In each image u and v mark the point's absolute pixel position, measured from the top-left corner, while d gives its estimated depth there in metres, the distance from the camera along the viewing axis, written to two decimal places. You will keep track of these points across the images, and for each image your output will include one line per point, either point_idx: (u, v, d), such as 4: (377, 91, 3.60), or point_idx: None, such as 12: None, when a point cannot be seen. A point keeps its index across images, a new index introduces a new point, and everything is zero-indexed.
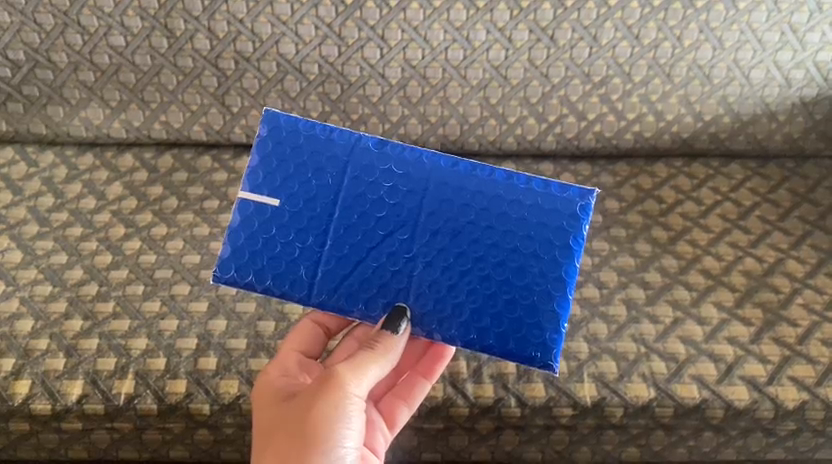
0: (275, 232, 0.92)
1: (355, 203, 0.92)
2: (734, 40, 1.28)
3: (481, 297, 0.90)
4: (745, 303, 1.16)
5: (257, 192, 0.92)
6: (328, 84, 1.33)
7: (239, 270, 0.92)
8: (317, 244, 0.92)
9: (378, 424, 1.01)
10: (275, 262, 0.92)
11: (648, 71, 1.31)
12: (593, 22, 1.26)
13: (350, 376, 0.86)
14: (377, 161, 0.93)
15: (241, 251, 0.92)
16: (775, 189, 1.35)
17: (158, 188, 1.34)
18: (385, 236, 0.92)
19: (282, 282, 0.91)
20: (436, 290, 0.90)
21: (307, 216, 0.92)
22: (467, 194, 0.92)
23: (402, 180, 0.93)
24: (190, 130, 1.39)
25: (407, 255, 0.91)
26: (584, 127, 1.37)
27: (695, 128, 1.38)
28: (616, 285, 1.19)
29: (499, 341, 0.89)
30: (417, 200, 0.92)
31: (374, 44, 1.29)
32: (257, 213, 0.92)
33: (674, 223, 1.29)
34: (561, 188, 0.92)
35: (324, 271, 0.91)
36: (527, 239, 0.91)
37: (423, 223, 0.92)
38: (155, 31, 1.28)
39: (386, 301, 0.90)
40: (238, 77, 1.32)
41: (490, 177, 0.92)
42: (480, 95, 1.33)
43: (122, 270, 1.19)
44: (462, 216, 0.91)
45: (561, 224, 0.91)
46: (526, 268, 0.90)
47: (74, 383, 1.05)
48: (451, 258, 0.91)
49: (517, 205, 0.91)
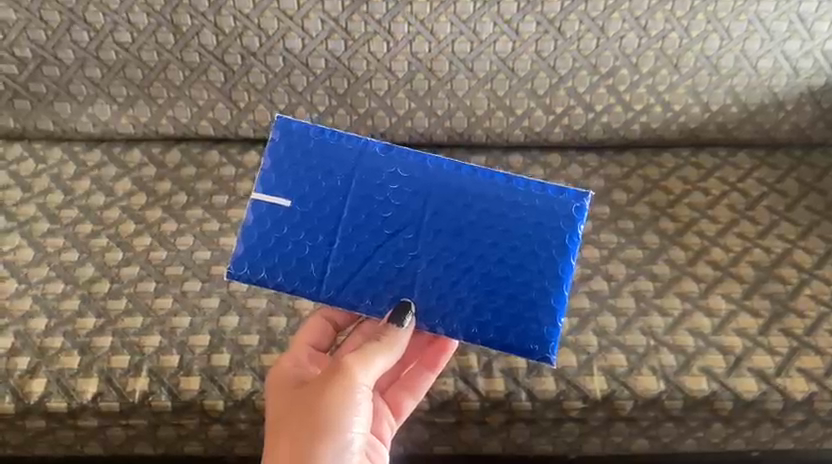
0: (287, 231, 0.92)
1: (363, 204, 0.92)
2: (782, 30, 1.28)
3: (482, 294, 0.90)
4: (798, 295, 1.17)
5: (271, 193, 0.92)
6: (335, 78, 1.31)
7: (256, 267, 0.92)
8: (325, 243, 0.92)
9: (384, 412, 1.03)
10: (287, 261, 0.91)
11: (694, 62, 1.30)
12: (644, 13, 1.26)
13: (354, 366, 0.89)
14: (383, 164, 0.93)
15: (255, 251, 0.92)
16: (783, 179, 1.34)
17: (205, 183, 1.34)
18: (391, 235, 0.91)
19: (291, 280, 0.91)
20: (440, 287, 0.91)
21: (316, 216, 0.92)
22: (467, 195, 0.92)
23: (415, 183, 0.92)
24: (237, 126, 1.37)
25: (411, 255, 0.91)
26: (631, 118, 1.36)
27: (739, 118, 1.36)
28: (668, 278, 1.19)
29: (500, 335, 0.90)
30: (418, 201, 0.92)
31: (422, 37, 1.27)
32: (270, 213, 0.91)
33: (721, 215, 1.29)
34: (558, 191, 0.92)
35: (332, 269, 0.91)
36: (524, 239, 0.91)
37: (427, 222, 0.91)
38: (204, 29, 1.27)
39: (392, 298, 0.91)
40: (286, 74, 1.31)
41: (485, 179, 0.92)
42: (526, 87, 1.32)
43: (178, 267, 1.20)
44: (463, 217, 0.91)
45: (558, 224, 0.91)
46: (528, 266, 0.90)
47: (139, 379, 1.08)
48: (454, 257, 0.91)
49: (529, 205, 0.92)
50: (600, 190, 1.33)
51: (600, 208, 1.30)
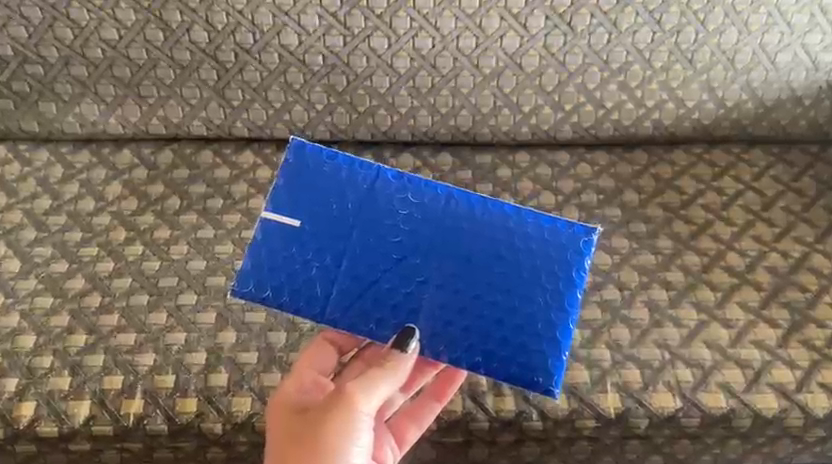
0: (294, 251, 0.89)
1: (373, 227, 0.89)
2: (760, 23, 1.20)
3: (489, 323, 0.87)
4: (771, 304, 1.12)
5: (281, 213, 0.89)
6: (290, 73, 1.23)
7: (254, 286, 0.88)
8: (335, 265, 0.89)
9: (386, 439, 0.96)
10: (281, 279, 0.88)
11: (669, 56, 1.23)
12: (614, 7, 1.17)
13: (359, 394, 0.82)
14: (397, 190, 0.91)
15: (261, 270, 0.88)
16: (759, 177, 1.31)
17: (158, 186, 1.28)
18: (398, 260, 0.89)
19: (298, 299, 0.88)
20: (446, 313, 0.87)
21: (327, 236, 0.89)
22: (477, 223, 0.90)
23: (418, 209, 0.90)
24: (189, 124, 1.29)
25: (421, 280, 0.88)
26: (602, 115, 1.29)
27: (717, 114, 1.30)
28: (637, 285, 1.14)
29: (504, 365, 0.87)
30: (433, 227, 0.90)
31: (382, 33, 1.19)
32: (278, 232, 0.89)
33: (695, 216, 1.24)
34: (568, 224, 0.91)
35: (339, 291, 0.88)
36: (532, 270, 0.89)
37: (437, 248, 0.89)
38: (149, 24, 1.18)
39: (397, 322, 0.87)
40: (238, 70, 1.23)
41: (499, 208, 0.91)
42: (492, 84, 1.25)
43: (124, 278, 1.14)
44: (473, 245, 0.89)
45: (565, 257, 0.89)
46: (535, 297, 0.88)
47: (80, 403, 0.99)
48: (462, 284, 0.88)
49: (529, 237, 0.90)
50: (569, 191, 1.28)
51: (569, 210, 1.25)
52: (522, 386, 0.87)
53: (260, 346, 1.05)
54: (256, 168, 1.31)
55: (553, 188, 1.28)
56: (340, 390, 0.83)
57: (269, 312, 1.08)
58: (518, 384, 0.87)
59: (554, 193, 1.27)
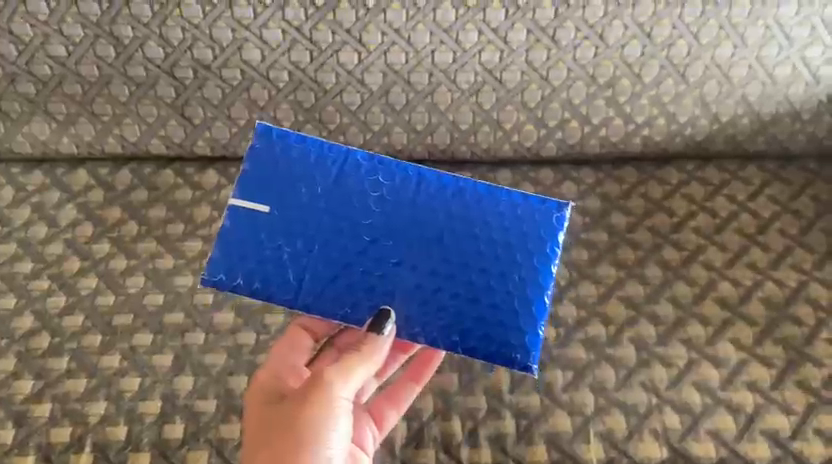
0: (263, 237, 0.84)
1: (344, 210, 0.84)
2: (758, 36, 1.11)
3: (465, 302, 0.84)
4: (765, 341, 1.05)
5: (248, 197, 0.84)
6: (253, 90, 1.15)
7: (224, 275, 0.83)
8: (307, 250, 0.84)
9: (365, 420, 0.93)
10: (250, 267, 0.83)
11: (659, 71, 1.14)
12: (600, 20, 1.08)
13: (336, 380, 0.82)
14: (367, 170, 0.86)
15: (231, 258, 0.83)
16: (754, 196, 1.24)
17: (115, 210, 1.20)
18: (371, 242, 0.84)
19: (269, 287, 0.83)
20: (422, 296, 0.83)
21: (297, 221, 0.84)
22: (451, 203, 0.85)
23: (389, 190, 0.85)
24: (148, 143, 1.21)
25: (395, 262, 0.84)
26: (588, 132, 1.21)
27: (710, 130, 1.22)
28: (624, 320, 1.07)
29: (482, 344, 0.83)
30: (405, 209, 0.85)
31: (350, 48, 1.09)
32: (246, 218, 0.84)
33: (686, 241, 1.17)
34: (542, 200, 0.87)
35: (311, 276, 0.83)
36: (506, 247, 0.85)
37: (411, 230, 0.84)
38: (99, 39, 1.09)
39: (371, 305, 0.83)
40: (198, 87, 1.14)
41: (472, 187, 0.87)
42: (471, 100, 1.17)
43: (76, 316, 1.06)
44: (447, 225, 0.85)
45: (539, 234, 0.86)
46: (510, 274, 0.84)
47: (23, 459, 0.93)
48: (436, 265, 0.84)
49: (502, 215, 0.86)
50: None
51: None
52: (502, 366, 0.84)
53: (219, 393, 0.98)
54: (221, 188, 1.23)
55: None
56: (316, 377, 0.83)
57: (229, 355, 1.02)
58: (497, 364, 0.84)
59: None
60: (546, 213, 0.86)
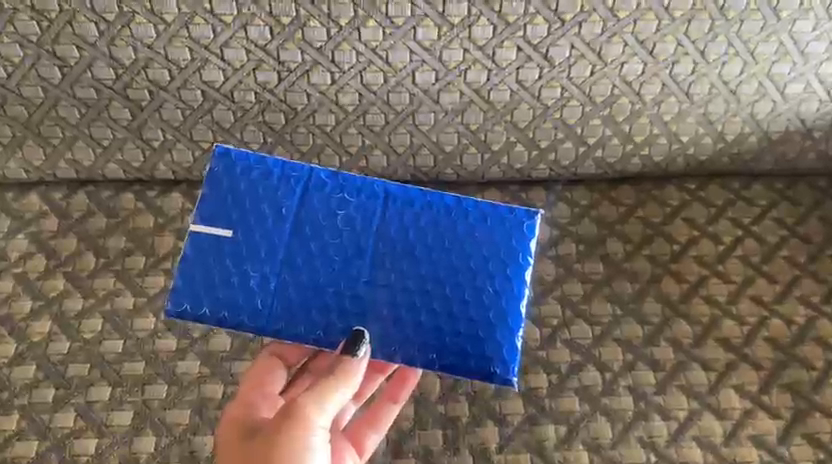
0: (230, 263, 0.79)
1: (312, 228, 0.80)
2: (771, 52, 1.01)
3: (442, 318, 0.79)
4: (771, 387, 0.98)
5: (212, 224, 0.79)
6: (217, 111, 1.04)
7: (193, 303, 0.78)
8: (276, 273, 0.79)
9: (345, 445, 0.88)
10: (218, 294, 0.78)
11: (661, 88, 1.05)
12: (598, 38, 0.97)
13: (311, 406, 0.76)
14: (332, 188, 0.81)
15: (197, 285, 0.78)
16: (760, 218, 1.15)
17: (71, 240, 1.10)
18: (342, 262, 0.79)
19: (239, 313, 0.78)
20: (396, 314, 0.79)
21: (263, 242, 0.79)
22: (421, 219, 0.81)
23: (357, 207, 0.81)
24: (104, 168, 1.11)
25: (365, 282, 0.79)
26: (583, 153, 1.12)
27: (714, 149, 1.13)
28: (621, 366, 0.99)
29: (460, 360, 0.79)
30: (374, 227, 0.80)
31: (323, 68, 0.99)
32: (211, 245, 0.79)
33: (687, 272, 1.09)
34: (511, 209, 0.82)
35: (282, 299, 0.78)
36: (480, 259, 0.80)
37: (381, 249, 0.80)
38: (42, 60, 0.97)
39: (346, 327, 0.78)
40: (156, 108, 1.04)
41: (438, 200, 0.82)
42: (456, 120, 1.07)
43: (27, 367, 0.98)
44: (418, 240, 0.80)
45: (512, 243, 0.81)
46: (485, 287, 0.80)
47: None
48: (410, 282, 0.79)
49: (475, 226, 0.81)
50: (545, 240, 1.12)
51: (544, 265, 1.09)
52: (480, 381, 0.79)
53: (182, 456, 0.92)
54: (185, 213, 1.13)
55: None
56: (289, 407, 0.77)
57: (194, 411, 0.95)
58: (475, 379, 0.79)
59: None
60: (515, 222, 0.81)
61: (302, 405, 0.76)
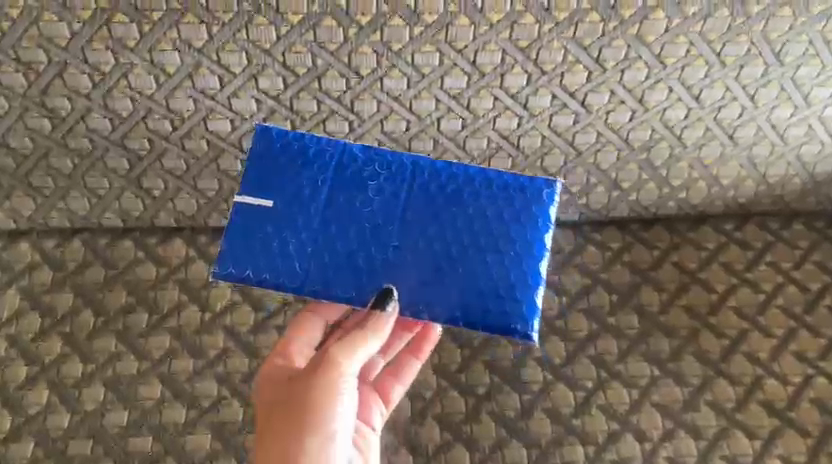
0: (269, 230, 0.75)
1: (341, 197, 0.76)
2: (826, 96, 0.93)
3: (469, 277, 0.74)
4: (819, 457, 0.93)
5: (252, 195, 0.76)
6: (223, 159, 0.96)
7: (236, 267, 0.74)
8: (313, 240, 0.75)
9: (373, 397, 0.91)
10: (259, 259, 0.74)
11: (704, 132, 0.97)
12: (641, 84, 0.89)
13: (340, 355, 0.74)
14: (363, 165, 0.78)
15: (240, 250, 0.74)
16: (801, 263, 1.08)
17: (66, 295, 1.02)
18: (373, 228, 0.75)
19: (277, 279, 0.74)
20: (425, 275, 0.74)
21: (298, 209, 0.75)
22: (448, 188, 0.77)
23: (388, 177, 0.77)
24: (101, 216, 1.03)
25: (394, 247, 0.75)
26: (617, 197, 1.05)
27: (755, 191, 1.06)
28: (660, 435, 0.94)
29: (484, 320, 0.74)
30: (403, 194, 0.77)
31: (340, 117, 0.90)
32: (248, 211, 0.75)
33: (727, 325, 1.03)
34: (530, 179, 0.78)
35: (320, 262, 0.74)
36: (501, 223, 0.76)
37: (410, 216, 0.76)
38: (30, 111, 0.88)
39: (377, 287, 0.74)
40: (157, 157, 0.95)
41: (464, 171, 0.78)
42: (483, 167, 0.99)
43: (25, 443, 0.92)
44: (444, 207, 0.76)
45: (533, 210, 0.77)
46: (507, 249, 0.75)
47: None
48: (438, 245, 0.75)
49: (497, 195, 0.77)
50: (575, 290, 1.05)
51: (575, 318, 1.03)
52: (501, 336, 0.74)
53: None
54: (189, 262, 1.05)
55: (555, 286, 1.05)
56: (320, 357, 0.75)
57: None
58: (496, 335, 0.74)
59: (559, 293, 1.05)
60: (533, 191, 0.78)
61: (332, 357, 0.74)
